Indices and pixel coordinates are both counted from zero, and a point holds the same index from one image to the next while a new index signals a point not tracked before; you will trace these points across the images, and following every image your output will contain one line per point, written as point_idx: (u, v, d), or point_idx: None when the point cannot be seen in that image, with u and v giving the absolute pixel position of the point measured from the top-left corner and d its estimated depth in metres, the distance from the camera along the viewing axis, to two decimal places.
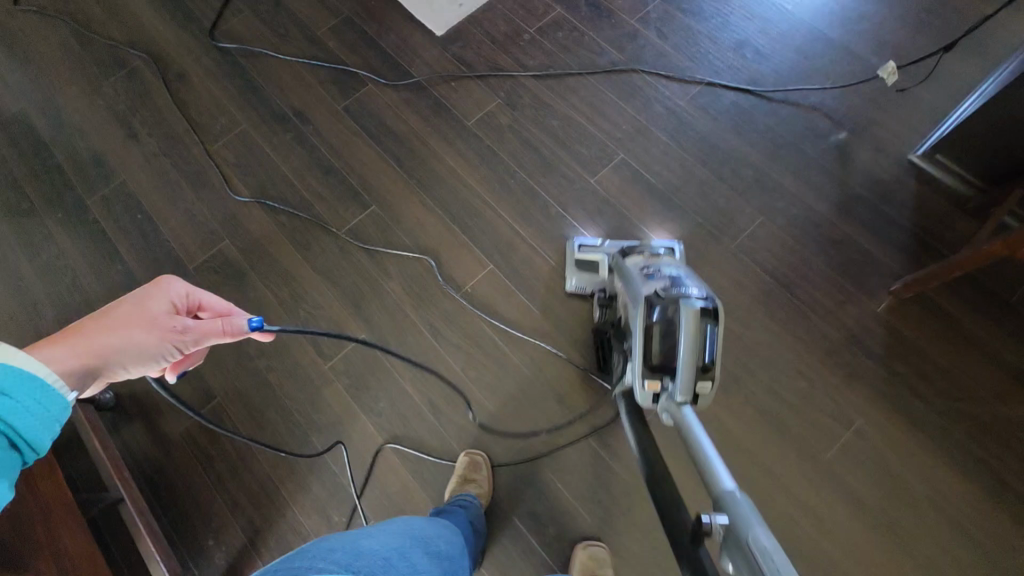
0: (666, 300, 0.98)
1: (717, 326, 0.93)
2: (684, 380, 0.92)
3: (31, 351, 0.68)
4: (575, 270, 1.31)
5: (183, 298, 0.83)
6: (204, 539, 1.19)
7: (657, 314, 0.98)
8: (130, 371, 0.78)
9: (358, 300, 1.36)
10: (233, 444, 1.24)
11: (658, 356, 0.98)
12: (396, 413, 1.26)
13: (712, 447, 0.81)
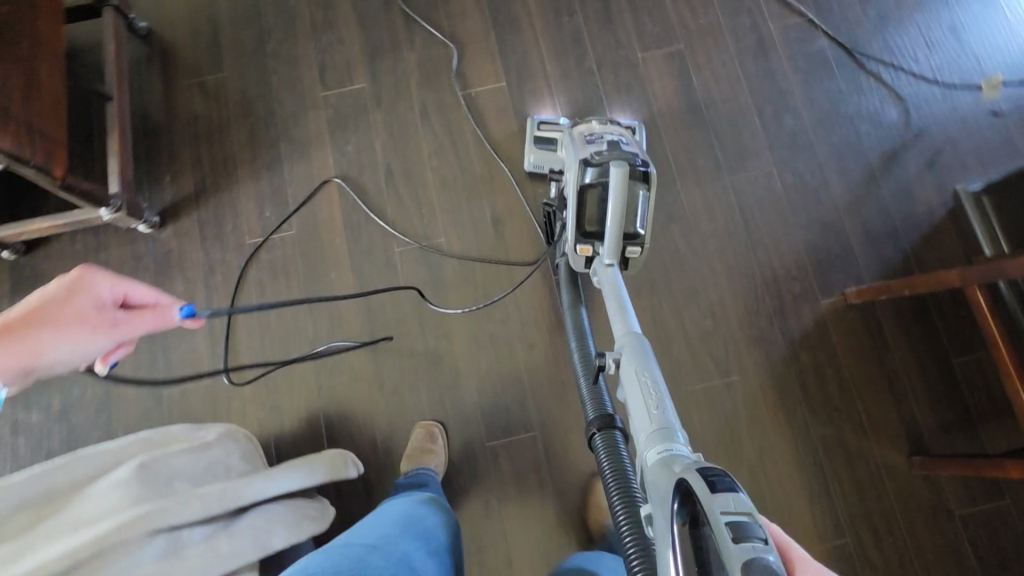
0: (601, 163, 1.07)
1: (646, 188, 1.06)
2: (613, 246, 1.06)
3: None
4: (533, 147, 1.30)
5: (106, 293, 0.73)
6: (160, 174, 1.35)
7: (591, 176, 1.07)
8: (59, 369, 0.69)
9: (376, 52, 1.41)
10: (219, 115, 1.37)
11: (592, 223, 1.10)
12: (357, 161, 1.36)
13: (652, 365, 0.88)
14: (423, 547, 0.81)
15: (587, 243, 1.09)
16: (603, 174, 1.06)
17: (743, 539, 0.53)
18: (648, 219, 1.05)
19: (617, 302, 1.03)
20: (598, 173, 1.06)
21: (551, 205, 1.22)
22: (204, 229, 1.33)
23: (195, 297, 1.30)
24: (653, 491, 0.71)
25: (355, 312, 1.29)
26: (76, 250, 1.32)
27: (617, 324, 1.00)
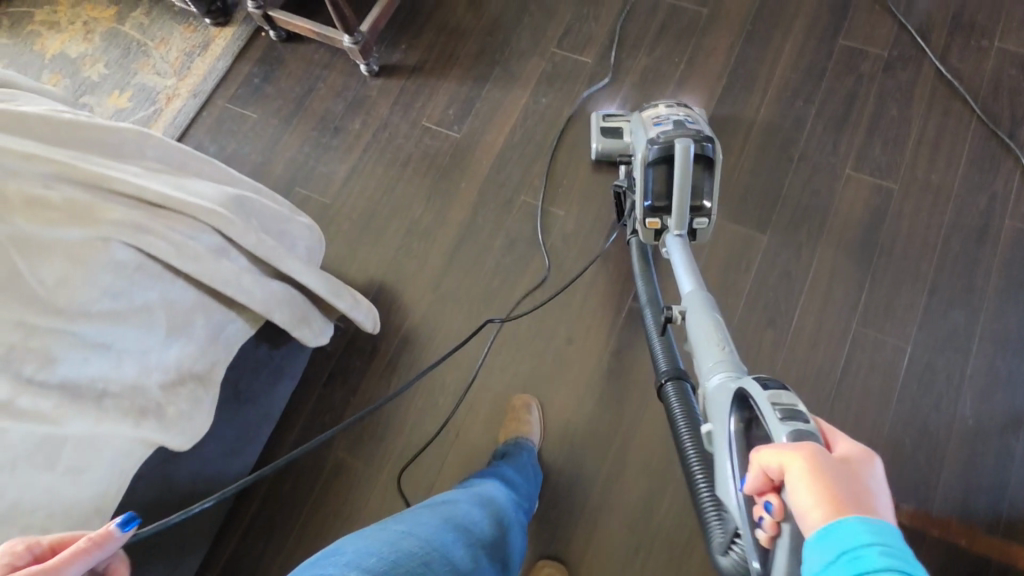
0: (665, 141, 1.13)
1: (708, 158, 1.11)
2: (679, 219, 1.13)
3: None
4: (598, 136, 1.37)
5: None
6: (403, 41, 1.59)
7: (655, 153, 1.13)
8: None
9: (617, 42, 1.52)
10: (471, 24, 1.58)
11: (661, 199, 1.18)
12: (541, 111, 1.47)
13: (701, 326, 0.98)
14: (466, 549, 0.74)
15: (656, 219, 1.17)
16: (668, 150, 1.12)
17: (789, 419, 0.64)
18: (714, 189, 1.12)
19: (682, 262, 1.11)
20: (663, 149, 1.12)
21: (620, 185, 1.26)
22: (400, 95, 1.53)
23: (361, 138, 1.51)
24: (716, 409, 0.81)
25: (456, 222, 1.40)
26: (314, 59, 1.61)
27: (685, 281, 1.10)
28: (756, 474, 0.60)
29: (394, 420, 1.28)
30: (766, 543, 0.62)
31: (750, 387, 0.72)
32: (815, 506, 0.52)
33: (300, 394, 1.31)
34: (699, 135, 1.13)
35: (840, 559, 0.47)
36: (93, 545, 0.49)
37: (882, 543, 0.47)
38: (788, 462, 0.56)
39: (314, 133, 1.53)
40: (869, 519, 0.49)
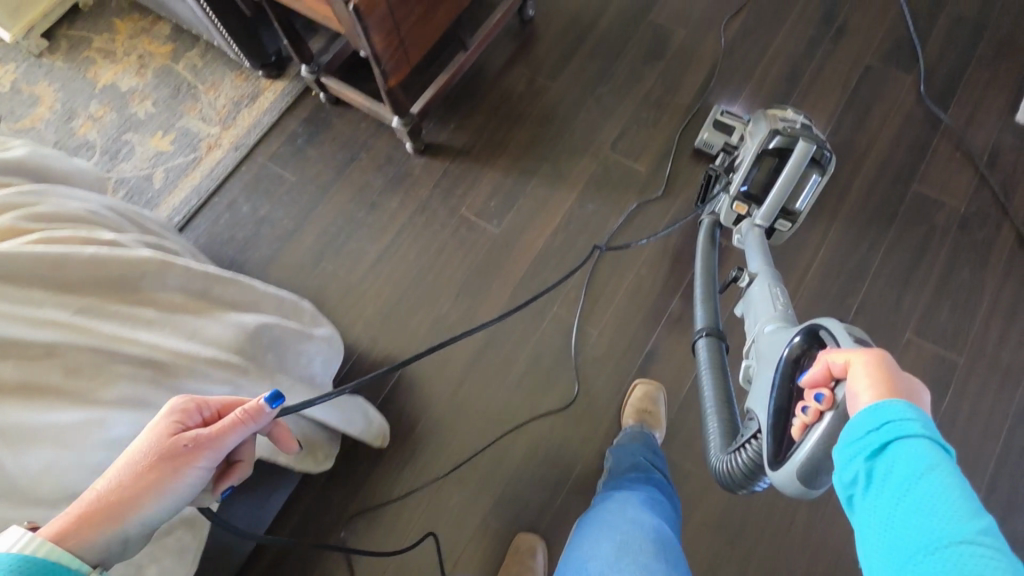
0: (788, 135, 1.14)
1: (819, 175, 1.14)
2: (768, 212, 1.18)
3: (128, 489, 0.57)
4: (712, 122, 1.36)
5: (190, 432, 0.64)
6: (451, 120, 1.54)
7: (774, 145, 1.15)
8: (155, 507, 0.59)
9: (674, 152, 1.44)
10: (524, 112, 1.53)
11: (757, 188, 1.22)
12: (586, 217, 1.40)
13: (759, 287, 1.12)
14: None
15: (745, 205, 1.22)
16: (787, 146, 1.15)
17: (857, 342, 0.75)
18: (811, 199, 1.16)
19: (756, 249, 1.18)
20: (782, 144, 1.14)
21: (716, 169, 1.28)
22: (442, 179, 1.48)
23: (396, 218, 1.46)
24: (769, 350, 0.95)
25: (483, 325, 1.34)
26: (360, 125, 1.57)
27: (753, 255, 1.21)
28: (820, 368, 0.66)
29: (387, 535, 1.20)
30: (797, 432, 0.69)
31: (826, 323, 0.75)
32: (866, 394, 0.56)
33: (296, 489, 1.24)
34: (822, 147, 1.15)
35: (874, 432, 0.50)
36: (248, 417, 0.64)
37: (927, 431, 0.48)
38: (854, 358, 0.60)
39: (349, 206, 1.49)
40: (913, 404, 0.50)
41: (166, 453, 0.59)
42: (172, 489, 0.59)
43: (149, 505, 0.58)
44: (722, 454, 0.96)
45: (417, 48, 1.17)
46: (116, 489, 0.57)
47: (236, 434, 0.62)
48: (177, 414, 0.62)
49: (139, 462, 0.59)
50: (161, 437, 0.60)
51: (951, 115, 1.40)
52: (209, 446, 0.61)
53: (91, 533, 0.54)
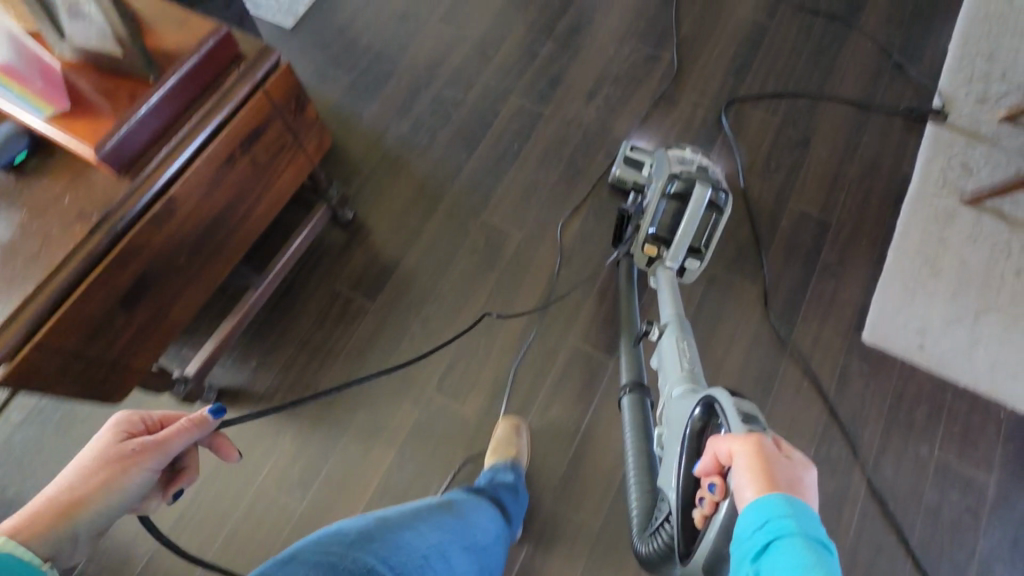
0: (687, 176, 1.18)
1: (717, 215, 1.17)
2: (676, 251, 1.17)
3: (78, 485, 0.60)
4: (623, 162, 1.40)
5: (147, 425, 0.67)
6: (254, 354, 1.32)
7: (673, 188, 1.19)
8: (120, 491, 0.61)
9: (506, 388, 1.27)
10: (339, 340, 1.33)
11: (664, 229, 1.21)
12: (404, 481, 1.20)
13: (671, 340, 1.11)
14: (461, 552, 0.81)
15: (654, 246, 1.21)
16: (686, 188, 1.18)
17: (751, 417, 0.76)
18: (716, 237, 1.17)
19: (666, 293, 1.17)
20: (682, 187, 1.18)
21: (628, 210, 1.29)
22: (239, 436, 1.25)
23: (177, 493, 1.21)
24: (673, 422, 0.95)
25: None
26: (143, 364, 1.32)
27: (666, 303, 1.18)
28: (711, 458, 0.70)
29: None
30: (700, 523, 0.73)
31: (718, 395, 0.79)
32: (748, 487, 0.59)
33: None
34: (720, 188, 1.18)
35: (759, 532, 0.54)
36: (192, 426, 0.67)
37: (804, 530, 0.52)
38: (736, 448, 0.64)
39: None
40: (791, 498, 0.55)
41: (112, 457, 0.62)
42: (123, 490, 0.61)
43: (101, 502, 0.60)
44: (642, 538, 0.99)
45: (146, 352, 0.93)
46: (67, 490, 0.59)
47: (181, 441, 0.65)
48: (123, 424, 0.65)
49: (92, 467, 0.61)
50: (106, 445, 0.63)
51: (798, 335, 1.29)
52: (155, 453, 0.64)
53: (53, 523, 0.57)
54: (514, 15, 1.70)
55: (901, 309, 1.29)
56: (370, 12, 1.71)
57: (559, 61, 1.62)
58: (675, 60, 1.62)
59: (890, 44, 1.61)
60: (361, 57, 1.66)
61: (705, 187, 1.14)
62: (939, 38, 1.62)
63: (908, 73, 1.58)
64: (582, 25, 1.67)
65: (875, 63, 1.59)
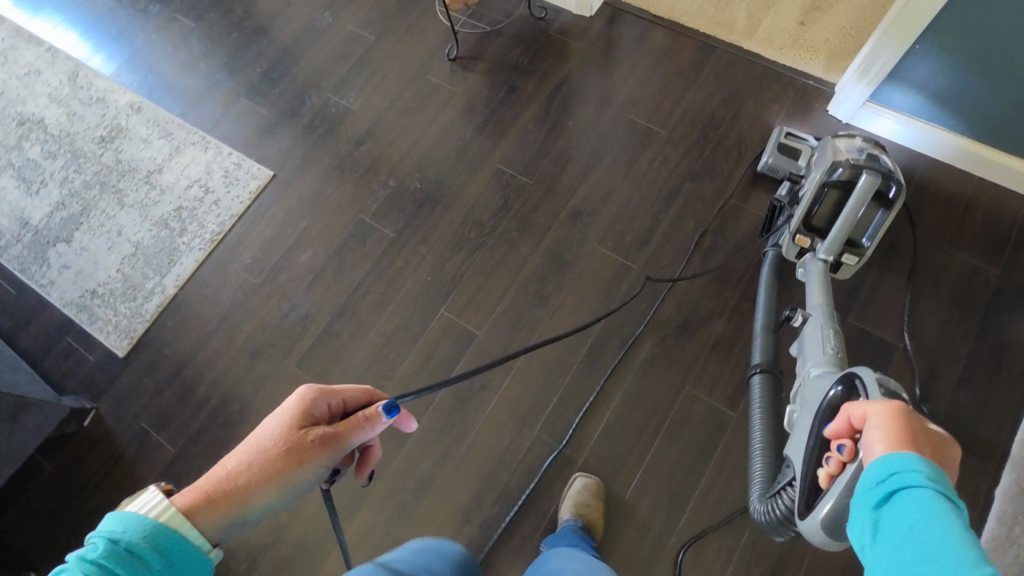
0: (855, 166, 1.05)
1: (885, 212, 1.05)
2: (835, 244, 1.09)
3: (255, 485, 0.64)
4: (773, 150, 1.30)
5: (330, 413, 0.71)
6: None
7: (838, 176, 1.06)
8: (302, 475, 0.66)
9: None
10: None
11: (820, 219, 1.12)
12: None
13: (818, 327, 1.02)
14: None
15: (808, 236, 1.12)
16: (852, 177, 1.05)
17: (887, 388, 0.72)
18: (877, 231, 1.06)
19: (819, 289, 1.08)
20: (846, 176, 1.05)
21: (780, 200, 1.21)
22: None
23: None
24: (812, 394, 0.92)
25: None
26: None
27: (814, 292, 1.09)
28: (841, 421, 0.64)
29: None
30: (824, 481, 0.71)
31: (863, 373, 0.77)
32: (878, 443, 0.53)
33: None
34: (891, 178, 1.04)
35: (881, 484, 0.49)
36: (367, 422, 0.69)
37: (935, 482, 0.46)
38: (871, 409, 0.57)
39: None
40: (927, 462, 0.48)
41: (297, 444, 0.66)
42: (292, 480, 0.65)
43: (271, 491, 0.64)
44: (761, 501, 0.96)
45: None
46: (246, 474, 0.64)
47: (359, 437, 0.69)
48: (307, 407, 0.69)
49: (268, 444, 0.66)
50: (285, 426, 0.68)
51: None
52: (331, 443, 0.67)
53: (218, 507, 0.61)
54: (389, 364, 1.30)
55: None
56: (217, 342, 1.36)
57: (435, 450, 1.22)
58: (590, 464, 1.17)
59: None
60: (193, 412, 1.30)
61: (877, 180, 1.01)
62: (981, 473, 1.09)
63: None
64: (474, 390, 1.25)
65: None
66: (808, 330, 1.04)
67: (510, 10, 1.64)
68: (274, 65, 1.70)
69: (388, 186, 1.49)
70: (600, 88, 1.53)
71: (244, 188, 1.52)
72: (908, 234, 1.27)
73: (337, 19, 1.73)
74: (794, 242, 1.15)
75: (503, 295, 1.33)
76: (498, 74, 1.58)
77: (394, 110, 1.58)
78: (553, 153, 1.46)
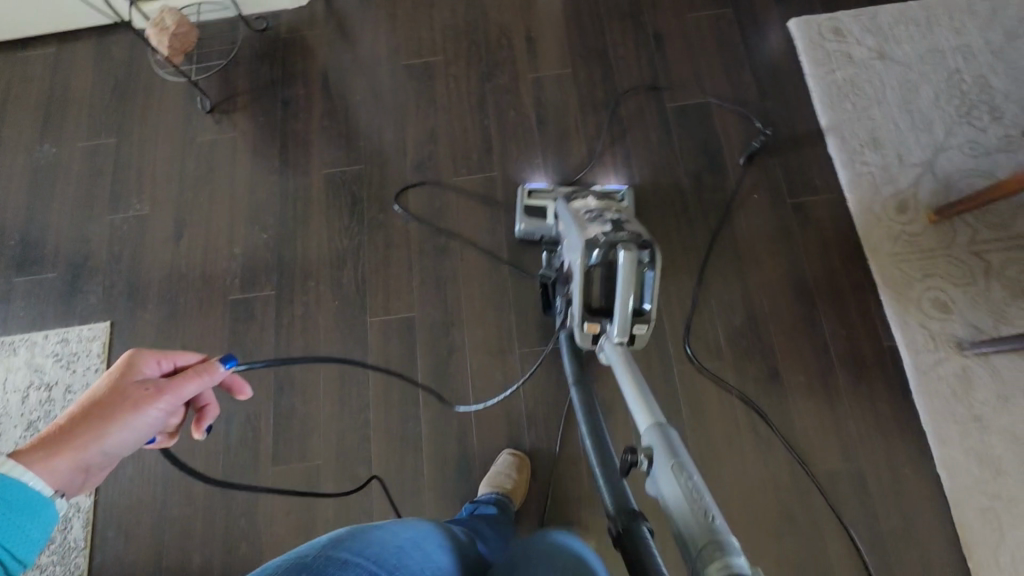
0: (607, 242, 0.98)
1: (653, 271, 0.96)
2: (623, 323, 0.97)
3: (86, 437, 0.63)
4: (524, 215, 1.27)
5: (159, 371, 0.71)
6: None
7: (598, 256, 0.98)
8: (133, 435, 0.66)
9: None
10: None
11: (598, 298, 1.02)
12: None
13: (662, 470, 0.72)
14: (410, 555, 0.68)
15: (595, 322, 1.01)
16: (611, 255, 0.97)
17: None
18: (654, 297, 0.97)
19: (634, 390, 0.93)
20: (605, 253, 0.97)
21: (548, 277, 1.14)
22: None
23: None
24: (659, 489, 0.71)
25: None
26: None
27: (639, 416, 0.87)
28: None
29: None
30: None
31: None
32: None
33: None
34: (643, 242, 0.97)
35: None
36: (204, 372, 0.71)
37: None
38: None
39: None
40: None
41: (127, 396, 0.66)
42: (129, 426, 0.65)
43: (106, 446, 0.65)
44: None
45: None
46: (75, 430, 0.63)
47: (192, 386, 0.70)
48: (137, 366, 0.68)
49: (99, 400, 0.65)
50: (116, 382, 0.67)
51: None
52: (167, 390, 0.68)
53: (54, 459, 0.61)
54: (356, 396, 1.25)
55: (999, 542, 1.03)
56: (175, 506, 1.20)
57: (451, 430, 1.22)
58: None
59: (776, 181, 1.31)
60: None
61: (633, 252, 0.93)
62: (815, 147, 1.33)
63: (815, 209, 1.29)
64: (445, 360, 1.26)
65: (775, 212, 1.29)
66: (651, 465, 0.75)
67: (232, 37, 1.56)
68: (26, 228, 1.46)
69: (236, 256, 1.38)
70: (360, 56, 1.53)
71: (88, 357, 1.32)
72: (662, 21, 1.48)
73: (62, 147, 1.52)
74: (586, 330, 1.03)
75: (409, 270, 1.33)
76: (263, 100, 1.51)
77: (189, 189, 1.45)
78: (362, 133, 1.46)
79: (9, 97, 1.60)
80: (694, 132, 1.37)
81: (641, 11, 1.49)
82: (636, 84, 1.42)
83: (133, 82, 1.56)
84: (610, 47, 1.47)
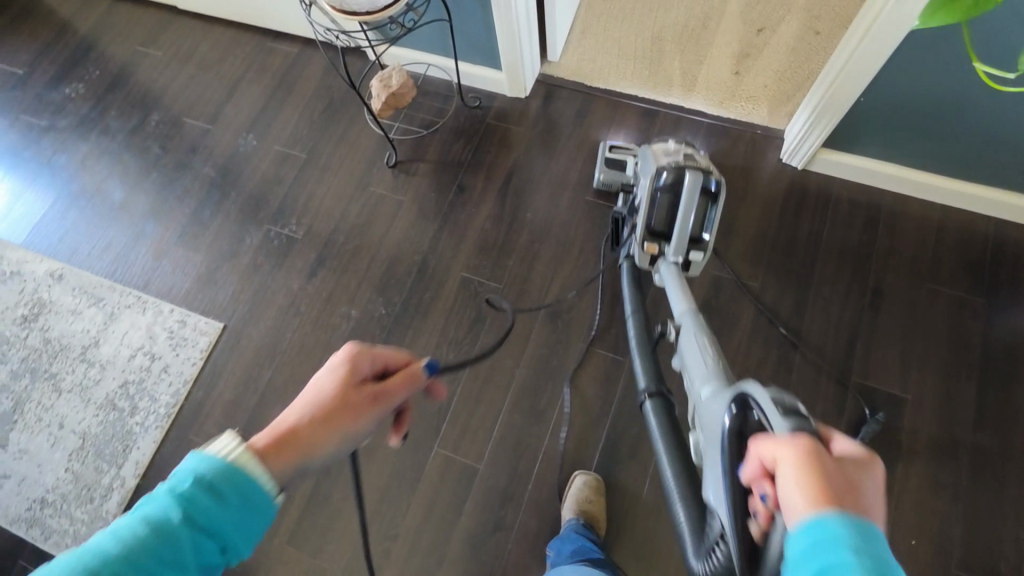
0: (679, 166, 1.03)
1: (715, 204, 1.01)
2: (678, 245, 1.04)
3: (314, 431, 0.58)
4: (605, 166, 1.35)
5: (371, 369, 0.66)
6: None
7: (664, 179, 1.04)
8: (354, 429, 0.61)
9: None
10: None
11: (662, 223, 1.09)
12: None
13: (691, 345, 0.92)
14: None
15: (654, 242, 1.08)
16: (677, 180, 1.03)
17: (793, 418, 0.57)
18: (715, 223, 1.02)
19: (677, 288, 1.03)
20: (672, 177, 1.03)
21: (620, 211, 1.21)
22: None
23: None
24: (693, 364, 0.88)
25: None
26: None
27: (677, 298, 1.02)
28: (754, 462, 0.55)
29: None
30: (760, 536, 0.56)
31: (754, 390, 0.65)
32: (799, 497, 0.46)
33: None
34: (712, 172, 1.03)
35: (814, 553, 0.42)
36: (407, 382, 0.66)
37: (863, 550, 0.41)
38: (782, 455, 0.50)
39: None
40: (851, 517, 0.43)
41: (348, 395, 0.62)
42: (347, 430, 0.60)
43: (331, 444, 0.59)
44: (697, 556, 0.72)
45: None
46: (309, 421, 0.59)
47: (400, 393, 0.65)
48: (352, 362, 0.64)
49: (327, 400, 0.61)
50: (340, 382, 0.62)
51: None
52: (382, 398, 0.64)
53: (287, 453, 0.55)
54: (389, 522, 1.19)
55: None
56: None
57: None
58: None
59: (948, 541, 1.05)
60: None
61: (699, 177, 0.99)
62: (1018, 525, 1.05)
63: None
64: (488, 534, 1.16)
65: None
66: (684, 342, 0.94)
67: (442, 105, 1.57)
68: (203, 201, 1.58)
69: (350, 316, 1.38)
70: (550, 173, 1.47)
71: (194, 348, 1.39)
72: (889, 280, 1.25)
73: (262, 142, 1.63)
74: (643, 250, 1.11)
75: (496, 419, 1.24)
76: (444, 175, 1.50)
77: (343, 231, 1.48)
78: (518, 250, 1.40)
79: (245, 78, 1.75)
80: (873, 427, 1.13)
81: (869, 256, 1.28)
82: (826, 338, 1.21)
83: (344, 109, 1.63)
84: (813, 282, 1.26)
